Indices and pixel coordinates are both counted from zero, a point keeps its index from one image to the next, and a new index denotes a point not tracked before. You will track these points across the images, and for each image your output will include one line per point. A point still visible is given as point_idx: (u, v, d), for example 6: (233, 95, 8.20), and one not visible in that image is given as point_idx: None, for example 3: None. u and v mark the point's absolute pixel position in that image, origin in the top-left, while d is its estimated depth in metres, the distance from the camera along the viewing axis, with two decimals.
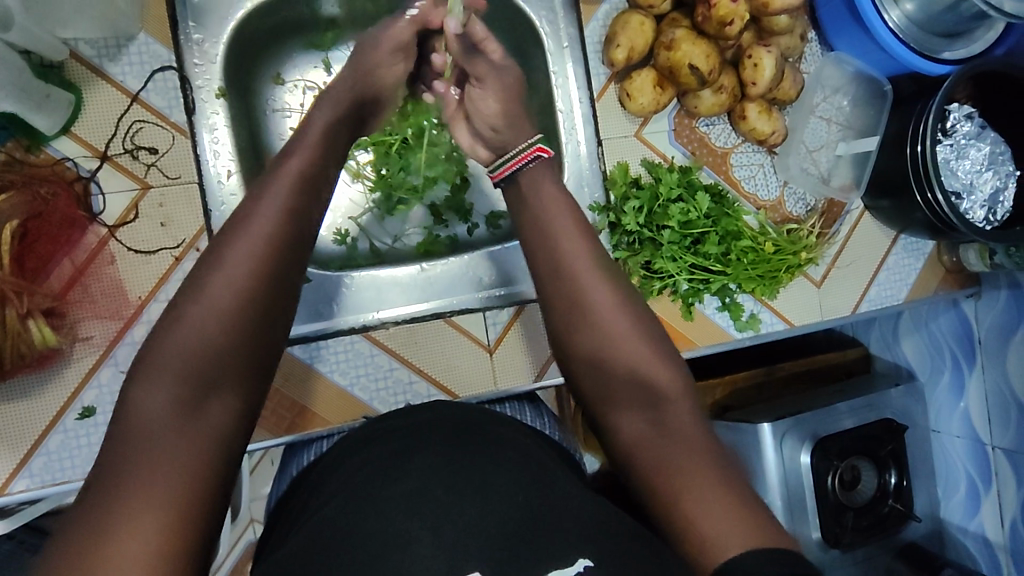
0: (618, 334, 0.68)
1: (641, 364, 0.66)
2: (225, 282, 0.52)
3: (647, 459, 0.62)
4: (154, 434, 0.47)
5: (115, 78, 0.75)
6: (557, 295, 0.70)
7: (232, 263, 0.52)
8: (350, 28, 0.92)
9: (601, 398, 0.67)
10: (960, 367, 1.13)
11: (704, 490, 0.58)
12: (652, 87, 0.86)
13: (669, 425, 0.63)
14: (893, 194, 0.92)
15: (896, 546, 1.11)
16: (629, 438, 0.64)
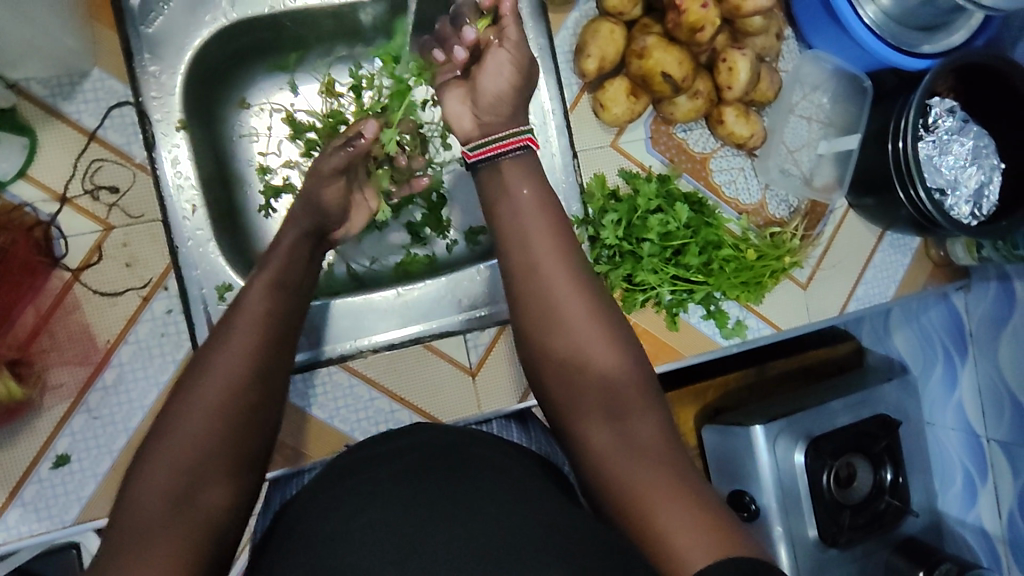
0: (595, 356, 0.65)
1: (612, 378, 0.64)
2: (230, 353, 0.56)
3: (619, 475, 0.60)
4: (155, 493, 0.49)
5: (70, 117, 0.73)
6: (530, 316, 0.66)
7: (230, 343, 0.57)
8: (315, 49, 0.90)
9: (570, 414, 0.65)
10: (952, 359, 1.13)
11: (675, 505, 0.57)
12: (626, 97, 0.83)
13: (641, 440, 0.62)
14: (877, 192, 0.90)
15: (894, 541, 1.10)
16: (600, 456, 0.62)
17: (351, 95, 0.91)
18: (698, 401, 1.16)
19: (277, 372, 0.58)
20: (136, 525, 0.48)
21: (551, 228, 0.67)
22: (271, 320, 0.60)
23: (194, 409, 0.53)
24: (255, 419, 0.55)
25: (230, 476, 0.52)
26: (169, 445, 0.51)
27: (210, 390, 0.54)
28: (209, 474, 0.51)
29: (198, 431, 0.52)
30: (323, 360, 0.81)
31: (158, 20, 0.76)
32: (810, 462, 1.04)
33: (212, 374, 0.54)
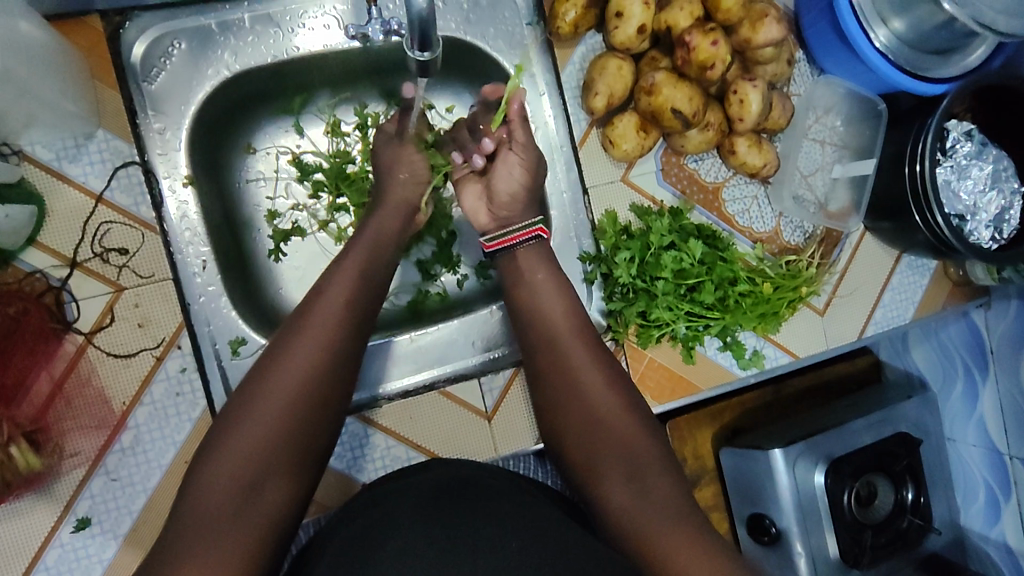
0: (607, 421, 0.69)
1: (625, 436, 0.67)
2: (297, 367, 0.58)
3: (630, 518, 0.63)
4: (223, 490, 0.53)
5: (76, 180, 0.73)
6: (552, 369, 0.73)
7: (300, 358, 0.59)
8: (319, 92, 0.88)
9: (587, 470, 0.68)
10: (972, 375, 1.17)
11: (681, 549, 0.59)
12: (636, 132, 0.82)
13: (654, 493, 0.64)
14: (894, 217, 0.88)
15: (917, 559, 1.09)
16: (615, 509, 0.64)
17: (358, 134, 0.90)
18: (715, 422, 1.14)
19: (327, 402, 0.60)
20: (195, 524, 0.51)
21: (565, 299, 0.76)
22: (331, 346, 0.61)
23: (261, 417, 0.56)
24: (316, 428, 0.58)
25: (290, 480, 0.56)
26: (233, 442, 0.55)
27: (275, 399, 0.57)
28: (268, 480, 0.54)
29: (262, 434, 0.55)
30: (371, 402, 0.81)
31: (160, 76, 0.75)
32: (831, 484, 1.02)
33: (277, 387, 0.57)
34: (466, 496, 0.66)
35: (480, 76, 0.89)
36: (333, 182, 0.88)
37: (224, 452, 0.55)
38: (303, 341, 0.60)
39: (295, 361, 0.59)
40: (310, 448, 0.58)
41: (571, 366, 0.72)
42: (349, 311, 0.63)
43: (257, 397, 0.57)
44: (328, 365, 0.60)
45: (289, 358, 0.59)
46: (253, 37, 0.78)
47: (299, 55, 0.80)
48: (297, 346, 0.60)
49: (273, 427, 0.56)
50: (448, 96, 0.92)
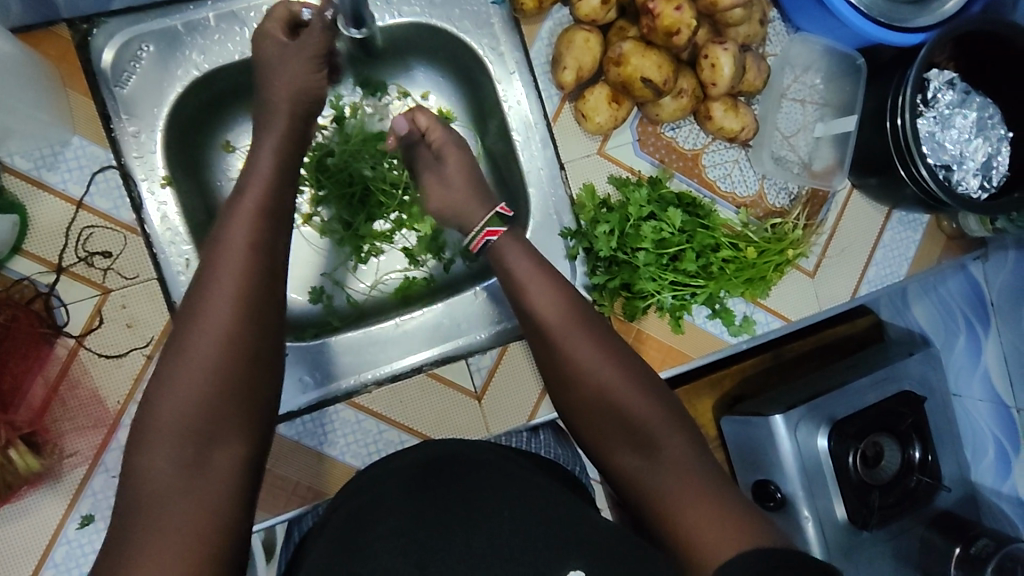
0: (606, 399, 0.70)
1: (623, 403, 0.70)
2: (249, 338, 0.59)
3: (645, 479, 0.67)
4: (167, 491, 0.53)
5: (55, 187, 0.74)
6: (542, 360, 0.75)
7: (202, 350, 0.57)
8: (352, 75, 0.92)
9: (596, 441, 0.71)
10: (974, 330, 1.14)
11: (692, 509, 0.63)
12: (608, 104, 0.82)
13: (662, 454, 0.67)
14: (881, 172, 0.87)
15: (929, 516, 1.09)
16: (627, 472, 0.69)
17: (333, 126, 0.93)
18: (715, 391, 1.15)
19: (268, 376, 0.60)
20: (159, 505, 0.52)
21: (543, 279, 0.75)
22: (263, 316, 0.60)
23: (180, 422, 0.55)
24: (251, 391, 0.58)
25: (236, 441, 0.56)
26: (155, 451, 0.54)
27: (219, 370, 0.57)
28: (210, 456, 0.55)
29: (208, 405, 0.56)
30: (334, 395, 0.83)
31: (131, 80, 0.77)
32: (833, 446, 1.02)
33: (184, 378, 0.56)
34: (455, 476, 0.67)
35: (452, 59, 0.90)
36: (313, 175, 0.92)
37: (146, 458, 0.54)
38: (204, 331, 0.58)
39: (235, 336, 0.58)
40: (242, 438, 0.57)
41: (560, 348, 0.72)
42: (250, 285, 0.60)
43: (167, 399, 0.56)
44: (239, 348, 0.58)
45: (188, 346, 0.57)
46: (219, 36, 0.80)
47: None
48: (194, 337, 0.57)
49: (194, 418, 0.55)
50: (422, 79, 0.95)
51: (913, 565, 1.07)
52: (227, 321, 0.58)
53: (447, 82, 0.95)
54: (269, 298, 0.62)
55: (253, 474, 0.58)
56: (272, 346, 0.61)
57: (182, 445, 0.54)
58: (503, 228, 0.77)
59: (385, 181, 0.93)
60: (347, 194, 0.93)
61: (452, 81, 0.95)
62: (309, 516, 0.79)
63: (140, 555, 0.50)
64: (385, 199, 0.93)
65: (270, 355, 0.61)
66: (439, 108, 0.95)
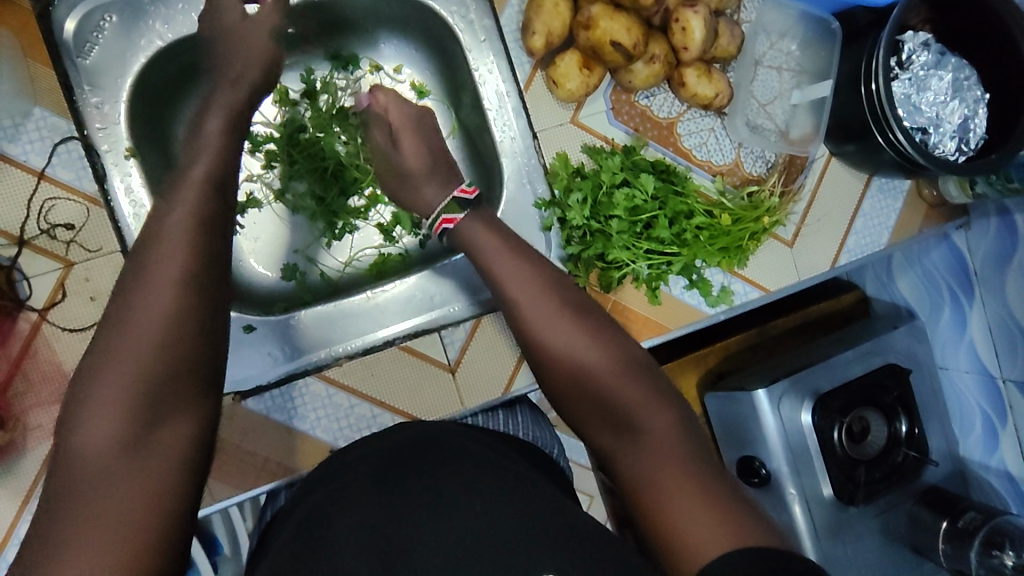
0: (587, 373, 0.64)
1: (597, 380, 0.63)
2: (197, 308, 0.55)
3: (628, 463, 0.60)
4: (106, 472, 0.48)
5: (17, 159, 0.73)
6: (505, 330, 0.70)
7: (148, 317, 0.53)
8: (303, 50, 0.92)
9: (576, 417, 0.65)
10: (959, 300, 1.13)
11: (675, 498, 0.56)
12: (578, 70, 0.80)
13: (646, 432, 0.61)
14: (858, 138, 0.86)
15: (917, 492, 1.07)
16: (609, 451, 0.62)
17: (306, 101, 0.93)
18: (699, 367, 1.14)
19: (218, 352, 0.56)
20: (96, 489, 0.47)
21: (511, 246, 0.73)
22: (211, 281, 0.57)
23: (122, 394, 0.50)
24: (198, 367, 0.54)
25: (183, 420, 0.52)
26: (93, 425, 0.49)
27: (163, 341, 0.52)
28: (155, 437, 0.50)
29: (152, 380, 0.51)
30: (303, 368, 0.80)
31: (95, 51, 0.76)
32: (819, 423, 1.00)
33: (127, 351, 0.51)
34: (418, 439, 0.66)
35: (424, 29, 0.89)
36: (286, 151, 0.91)
37: (81, 437, 0.49)
38: (146, 298, 0.53)
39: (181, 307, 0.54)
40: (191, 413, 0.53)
41: (526, 321, 0.68)
42: (196, 254, 0.56)
43: (103, 377, 0.51)
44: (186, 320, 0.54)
45: (131, 315, 0.53)
46: (182, 5, 0.79)
47: None
48: (136, 309, 0.53)
49: (138, 395, 0.50)
50: (395, 53, 0.95)
51: (901, 541, 1.06)
52: (171, 283, 0.54)
53: (422, 56, 0.95)
54: (219, 266, 0.58)
55: (201, 456, 0.54)
56: (223, 314, 0.58)
57: (125, 423, 0.50)
58: (459, 215, 0.75)
59: (358, 156, 0.91)
60: (320, 169, 0.91)
61: (424, 55, 0.94)
62: (282, 494, 0.76)
63: (74, 545, 0.45)
64: (361, 176, 0.91)
65: (220, 329, 0.57)
66: (413, 83, 0.95)
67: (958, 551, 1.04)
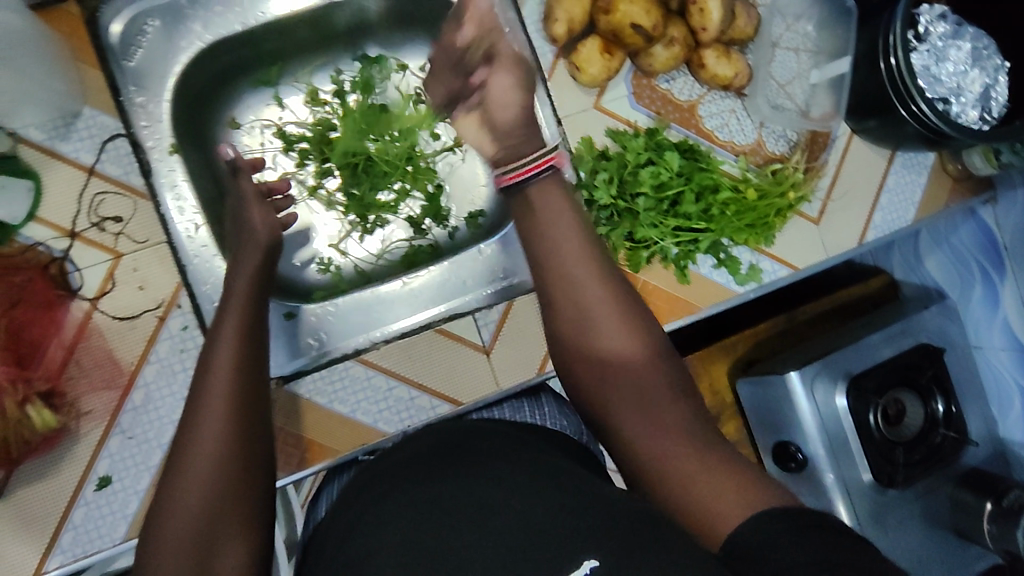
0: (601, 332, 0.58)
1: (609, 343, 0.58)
2: (246, 406, 0.57)
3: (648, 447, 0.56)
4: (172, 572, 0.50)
5: (68, 156, 0.77)
6: None
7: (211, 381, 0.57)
8: (333, 51, 0.96)
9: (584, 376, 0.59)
10: (990, 277, 1.13)
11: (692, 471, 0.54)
12: (600, 55, 0.83)
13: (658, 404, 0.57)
14: (879, 112, 0.87)
15: (957, 474, 1.06)
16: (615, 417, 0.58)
17: (336, 100, 0.97)
18: (731, 354, 1.12)
19: (257, 443, 0.57)
20: None
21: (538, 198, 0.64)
22: (249, 378, 0.59)
23: (193, 444, 0.54)
24: (250, 464, 0.55)
25: (240, 521, 0.53)
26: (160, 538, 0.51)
27: (211, 440, 0.54)
28: (217, 539, 0.51)
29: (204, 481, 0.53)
30: (342, 354, 0.82)
31: (139, 53, 0.79)
32: (854, 406, 0.99)
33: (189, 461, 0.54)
34: (452, 450, 0.65)
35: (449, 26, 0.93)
36: (319, 147, 0.95)
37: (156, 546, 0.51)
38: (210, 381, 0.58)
39: (225, 406, 0.56)
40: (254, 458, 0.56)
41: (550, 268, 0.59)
42: (246, 348, 0.61)
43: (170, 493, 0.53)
44: (239, 415, 0.56)
45: (194, 420, 0.55)
46: (221, 7, 0.83)
47: (268, 19, 0.85)
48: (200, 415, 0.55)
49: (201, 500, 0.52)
50: (420, 52, 0.98)
51: (942, 524, 1.04)
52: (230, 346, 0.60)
53: None
54: (264, 351, 0.63)
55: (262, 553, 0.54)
56: (260, 384, 0.60)
57: (188, 531, 0.51)
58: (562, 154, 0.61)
59: (394, 153, 0.94)
60: (350, 165, 0.95)
61: None
62: (322, 505, 0.76)
63: None
64: (394, 169, 0.94)
65: (266, 426, 0.59)
66: None
67: (1004, 530, 1.00)
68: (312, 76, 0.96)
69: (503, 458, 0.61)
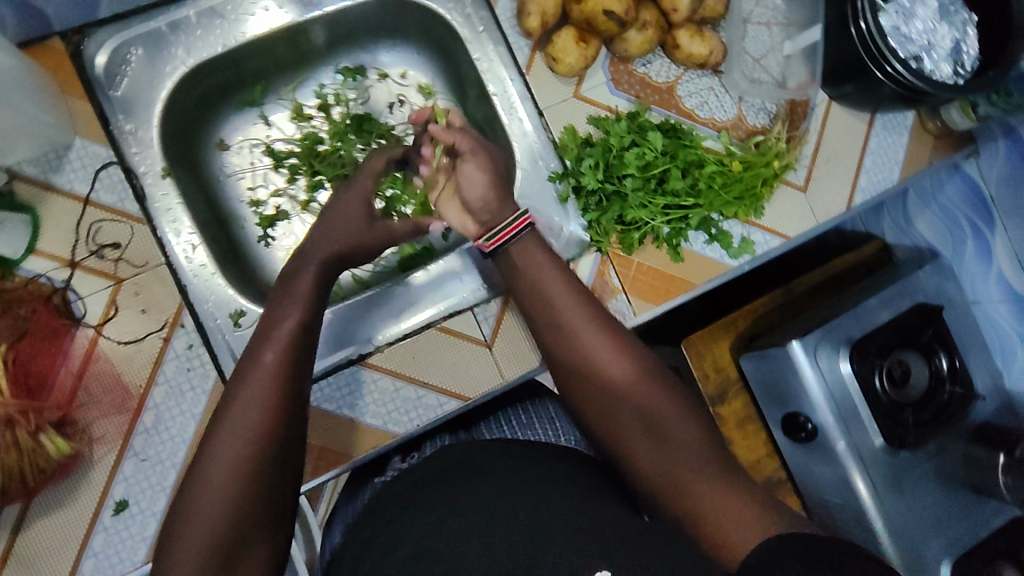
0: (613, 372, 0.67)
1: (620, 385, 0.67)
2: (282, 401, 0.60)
3: (649, 465, 0.64)
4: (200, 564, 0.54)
5: (63, 187, 0.78)
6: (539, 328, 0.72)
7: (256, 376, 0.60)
8: (315, 66, 0.98)
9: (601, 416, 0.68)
10: (981, 233, 1.15)
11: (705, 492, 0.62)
12: (575, 44, 0.84)
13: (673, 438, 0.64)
14: (855, 76, 0.88)
15: (969, 429, 1.06)
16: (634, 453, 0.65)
17: (321, 114, 0.99)
18: (731, 332, 1.11)
19: (295, 434, 0.61)
20: None
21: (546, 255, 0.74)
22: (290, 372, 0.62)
23: (228, 438, 0.58)
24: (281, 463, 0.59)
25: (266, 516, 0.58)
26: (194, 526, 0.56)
27: (248, 434, 0.58)
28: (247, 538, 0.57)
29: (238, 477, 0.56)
30: (347, 359, 0.83)
31: (124, 82, 0.82)
32: (859, 370, 0.99)
33: (226, 453, 0.57)
34: (474, 492, 0.66)
35: (425, 30, 0.94)
36: (308, 161, 0.96)
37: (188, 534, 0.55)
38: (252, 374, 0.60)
39: (268, 402, 0.59)
40: (284, 457, 0.59)
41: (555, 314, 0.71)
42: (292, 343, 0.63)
43: (207, 483, 0.56)
44: (278, 412, 0.59)
45: (237, 411, 0.58)
46: (202, 31, 0.84)
47: (246, 40, 0.86)
48: (241, 406, 0.59)
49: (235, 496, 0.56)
50: (398, 59, 1.00)
51: (958, 481, 1.04)
52: (276, 338, 0.63)
53: (424, 59, 1.00)
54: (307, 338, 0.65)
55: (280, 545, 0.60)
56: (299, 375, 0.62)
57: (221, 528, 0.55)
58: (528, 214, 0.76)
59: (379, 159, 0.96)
60: (341, 176, 0.96)
61: (427, 59, 1.00)
62: (337, 531, 0.82)
63: None
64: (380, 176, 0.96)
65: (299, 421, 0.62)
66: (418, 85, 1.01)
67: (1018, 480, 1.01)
68: (297, 91, 0.99)
69: (515, 498, 0.63)
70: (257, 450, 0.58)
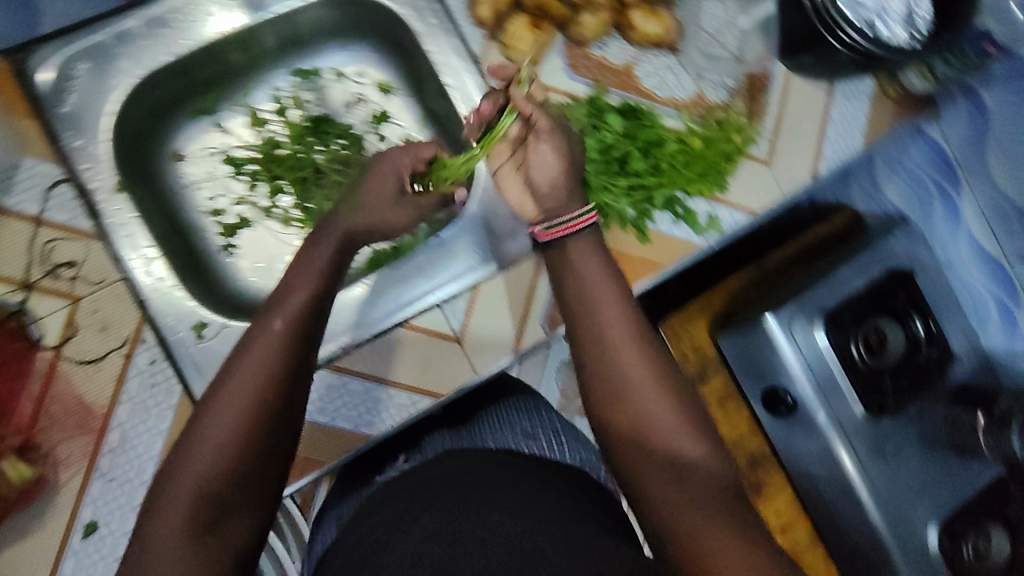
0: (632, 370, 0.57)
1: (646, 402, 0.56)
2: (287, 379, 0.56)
3: (664, 504, 0.54)
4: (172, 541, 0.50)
5: (13, 209, 0.78)
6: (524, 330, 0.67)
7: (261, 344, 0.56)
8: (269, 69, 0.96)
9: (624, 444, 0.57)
10: (947, 194, 1.15)
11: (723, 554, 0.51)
12: (529, 32, 0.85)
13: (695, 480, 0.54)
14: (812, 46, 0.87)
15: (948, 391, 1.06)
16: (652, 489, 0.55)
17: (278, 119, 0.97)
18: (706, 310, 1.12)
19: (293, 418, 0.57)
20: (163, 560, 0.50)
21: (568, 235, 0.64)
22: (298, 349, 0.57)
23: (222, 403, 0.54)
24: (275, 444, 0.55)
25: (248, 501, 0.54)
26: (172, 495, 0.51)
27: (243, 402, 0.53)
28: (226, 518, 0.52)
29: (225, 450, 0.52)
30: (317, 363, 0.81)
31: (70, 97, 0.78)
32: (834, 340, 1.00)
33: (216, 420, 0.53)
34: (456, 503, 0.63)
35: (378, 26, 0.93)
36: (267, 167, 0.94)
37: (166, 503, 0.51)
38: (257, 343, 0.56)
39: (271, 375, 0.55)
40: (279, 437, 0.55)
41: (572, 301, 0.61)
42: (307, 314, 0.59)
43: (193, 449, 0.52)
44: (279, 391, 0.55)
45: (236, 377, 0.54)
46: (147, 41, 0.82)
47: (194, 46, 0.85)
48: (239, 373, 0.55)
49: (219, 470, 0.52)
50: (350, 58, 0.98)
51: (941, 444, 1.04)
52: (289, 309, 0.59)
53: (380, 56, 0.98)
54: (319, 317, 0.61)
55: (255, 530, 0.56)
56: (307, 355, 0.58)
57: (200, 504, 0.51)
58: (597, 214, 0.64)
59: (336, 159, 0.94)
60: (299, 178, 0.94)
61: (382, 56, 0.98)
62: (328, 530, 0.83)
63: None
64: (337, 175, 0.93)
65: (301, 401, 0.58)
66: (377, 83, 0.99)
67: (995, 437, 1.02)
68: (250, 95, 0.96)
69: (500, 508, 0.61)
70: (252, 425, 0.53)
